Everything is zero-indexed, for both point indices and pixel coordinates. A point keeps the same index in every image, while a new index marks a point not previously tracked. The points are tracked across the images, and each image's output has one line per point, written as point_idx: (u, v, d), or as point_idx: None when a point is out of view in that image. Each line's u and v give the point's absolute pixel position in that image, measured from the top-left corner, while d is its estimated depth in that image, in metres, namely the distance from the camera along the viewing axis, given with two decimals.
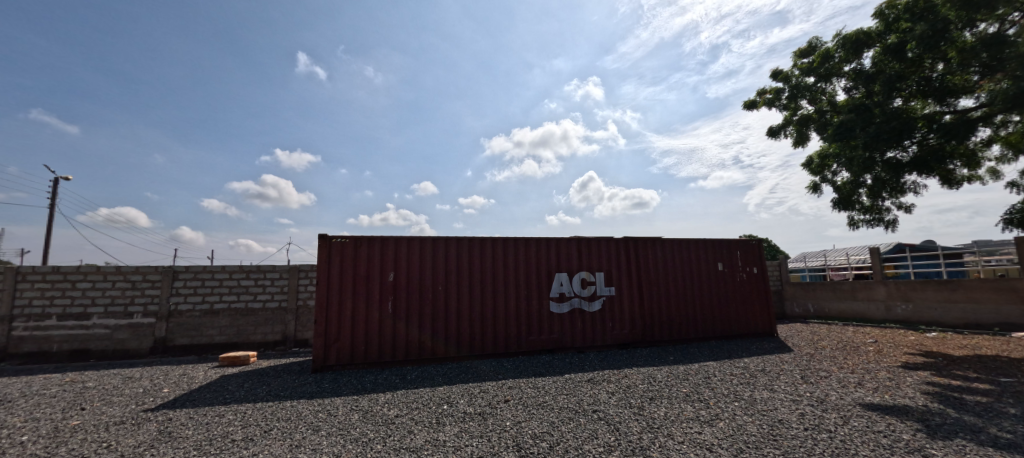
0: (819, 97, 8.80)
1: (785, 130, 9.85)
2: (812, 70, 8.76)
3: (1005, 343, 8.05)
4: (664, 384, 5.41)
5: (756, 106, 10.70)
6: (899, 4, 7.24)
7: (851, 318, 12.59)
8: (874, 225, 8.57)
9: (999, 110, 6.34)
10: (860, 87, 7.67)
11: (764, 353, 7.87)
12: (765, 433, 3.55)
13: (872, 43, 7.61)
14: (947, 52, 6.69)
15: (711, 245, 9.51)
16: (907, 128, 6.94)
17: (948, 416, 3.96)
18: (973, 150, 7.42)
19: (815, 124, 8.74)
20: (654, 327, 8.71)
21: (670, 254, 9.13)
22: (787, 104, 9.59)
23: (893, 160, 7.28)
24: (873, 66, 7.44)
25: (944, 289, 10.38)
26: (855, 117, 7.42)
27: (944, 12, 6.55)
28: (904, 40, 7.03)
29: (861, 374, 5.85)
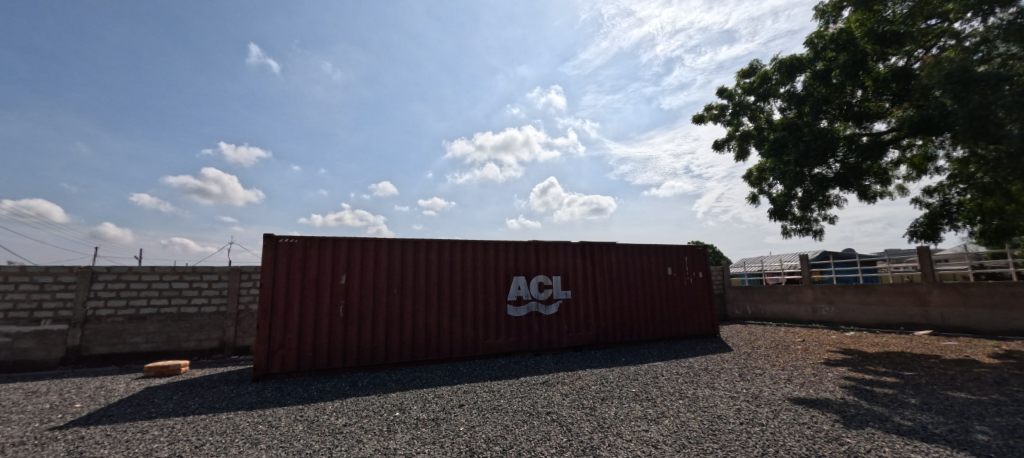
0: (758, 115, 9.56)
1: (728, 144, 10.59)
2: (753, 90, 9.47)
3: (908, 341, 9.13)
4: (615, 385, 5.59)
5: (704, 121, 11.43)
6: (826, 35, 8.02)
7: (783, 320, 13.69)
8: (804, 234, 9.39)
9: (905, 136, 7.19)
10: (793, 108, 8.42)
11: (707, 353, 8.36)
12: (705, 428, 3.77)
13: (803, 69, 8.34)
14: (865, 81, 7.49)
15: (661, 249, 9.98)
16: (830, 146, 7.74)
17: (861, 407, 4.40)
18: (884, 169, 8.35)
19: (754, 140, 9.46)
20: (608, 331, 8.98)
21: (623, 258, 9.48)
22: (730, 120, 10.31)
23: (820, 175, 8.08)
24: (804, 90, 8.17)
25: (861, 293, 11.55)
26: (788, 136, 8.15)
27: (863, 45, 7.35)
28: (829, 67, 7.79)
29: (791, 371, 6.38)
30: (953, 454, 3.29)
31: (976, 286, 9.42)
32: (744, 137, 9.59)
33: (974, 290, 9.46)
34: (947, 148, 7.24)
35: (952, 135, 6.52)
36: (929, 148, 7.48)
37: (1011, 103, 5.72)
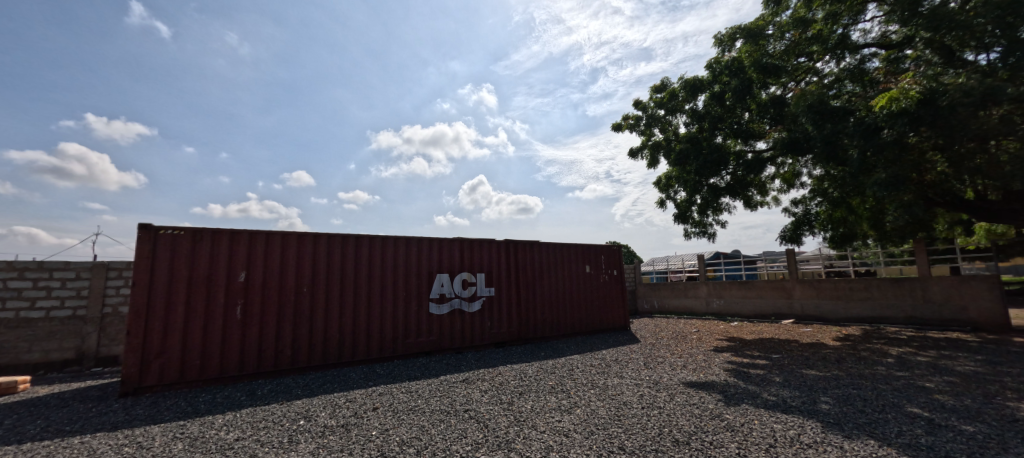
0: (666, 127, 10.52)
1: (641, 153, 11.50)
2: (663, 104, 10.39)
3: (777, 329, 10.81)
4: (533, 379, 5.77)
5: (621, 129, 12.28)
6: (722, 61, 9.09)
7: (683, 313, 15.26)
8: (701, 237, 10.56)
9: (779, 154, 8.44)
10: (695, 123, 9.44)
11: (619, 345, 9.01)
12: (612, 415, 4.06)
13: (704, 89, 9.37)
14: (751, 104, 8.63)
15: (580, 248, 10.51)
16: (723, 160, 8.81)
17: (740, 387, 5.07)
18: (764, 182, 9.72)
19: (663, 150, 10.40)
20: (529, 327, 9.24)
21: (544, 256, 9.81)
22: (643, 130, 11.20)
23: (715, 185, 9.15)
24: (703, 108, 9.19)
25: (743, 288, 13.34)
26: (690, 148, 9.10)
27: (750, 73, 8.47)
28: (724, 90, 8.85)
29: (686, 358, 7.15)
30: (804, 422, 3.96)
31: (826, 282, 11.49)
32: (655, 147, 10.48)
33: (825, 284, 11.52)
34: (808, 166, 8.65)
35: (814, 155, 7.66)
36: (796, 166, 8.88)
37: (853, 132, 7.02)
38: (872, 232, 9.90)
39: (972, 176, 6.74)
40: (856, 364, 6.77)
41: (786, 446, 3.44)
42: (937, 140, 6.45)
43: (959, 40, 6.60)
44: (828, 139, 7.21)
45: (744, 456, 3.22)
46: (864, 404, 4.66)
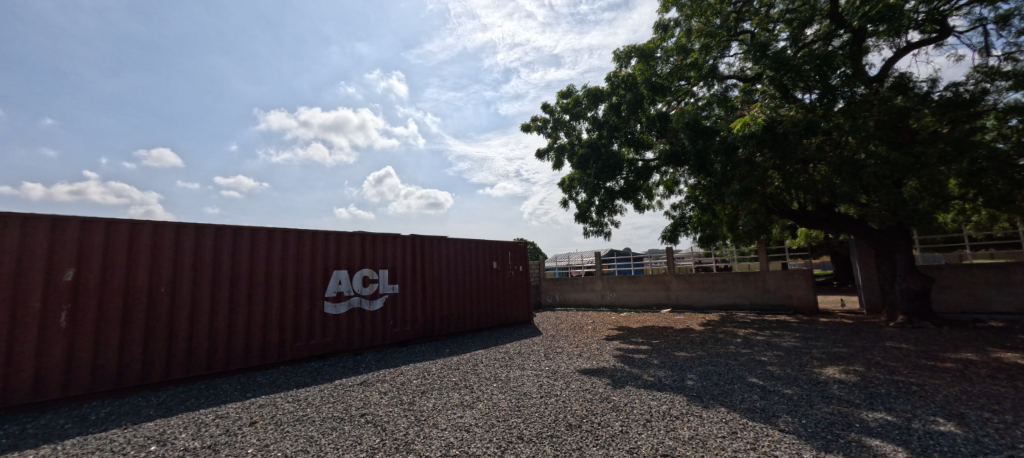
0: (571, 132, 11.19)
1: (548, 154, 12.06)
2: (568, 110, 11.02)
3: (658, 317, 12.33)
4: (437, 377, 5.70)
5: (530, 130, 12.71)
6: (619, 75, 9.97)
7: (581, 305, 16.45)
8: (598, 235, 11.48)
9: (663, 164, 9.58)
10: (595, 130, 10.23)
11: (522, 337, 9.37)
12: (512, 406, 4.21)
13: (604, 99, 10.19)
14: (642, 117, 9.63)
15: (487, 244, 10.66)
16: (618, 166, 9.71)
17: (625, 371, 5.68)
18: (651, 187, 10.96)
19: (567, 153, 11.04)
20: (434, 324, 9.09)
21: (452, 252, 9.74)
22: (550, 133, 11.75)
23: (611, 188, 10.04)
24: (603, 117, 10.01)
25: (632, 282, 14.89)
26: (590, 152, 9.85)
27: (642, 89, 9.45)
28: (620, 102, 9.74)
29: (582, 347, 7.75)
30: (673, 398, 4.60)
31: (696, 275, 13.45)
32: (560, 150, 11.08)
33: (695, 277, 13.48)
34: (685, 176, 9.99)
35: (689, 166, 9.02)
36: (676, 175, 10.19)
37: (718, 148, 8.25)
38: (728, 234, 11.91)
39: (797, 191, 8.42)
40: (715, 345, 8.02)
41: (660, 420, 3.95)
42: (775, 162, 7.86)
43: (792, 81, 8.22)
44: (698, 155, 8.59)
45: (625, 432, 3.63)
46: (719, 377, 5.57)
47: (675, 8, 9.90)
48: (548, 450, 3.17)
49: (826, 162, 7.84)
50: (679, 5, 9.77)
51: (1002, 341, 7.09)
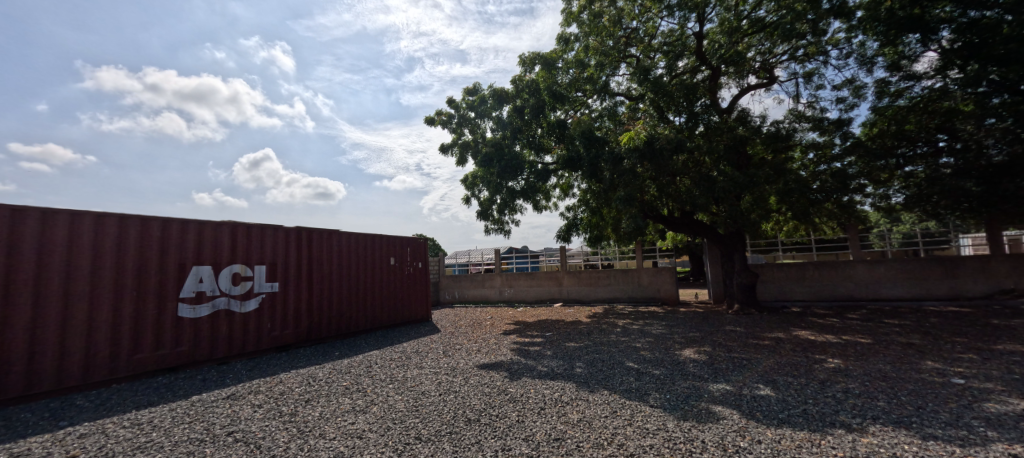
0: (475, 130, 11.13)
1: (451, 150, 11.86)
2: (473, 107, 10.96)
3: (550, 311, 13.06)
4: (324, 383, 5.22)
5: (434, 123, 12.37)
6: (524, 79, 10.25)
7: (479, 302, 16.45)
8: (498, 233, 11.70)
9: (560, 168, 10.06)
10: (500, 130, 10.51)
11: (419, 336, 9.06)
12: (409, 407, 4.13)
13: (508, 100, 10.55)
14: (542, 123, 10.17)
15: (385, 240, 10.09)
16: (518, 167, 10.21)
17: (520, 363, 6.30)
18: (549, 189, 11.61)
19: (471, 150, 10.99)
20: (321, 326, 8.22)
21: (347, 247, 8.96)
22: (454, 129, 11.57)
23: (512, 188, 10.48)
24: (507, 117, 10.34)
25: (528, 278, 15.52)
26: (494, 151, 10.16)
27: (545, 96, 9.99)
28: (524, 105, 10.18)
29: (480, 343, 7.94)
30: (564, 386, 4.94)
31: (585, 271, 14.58)
32: (464, 147, 10.97)
33: (584, 274, 14.55)
34: (577, 181, 10.89)
35: (583, 171, 9.36)
36: (571, 179, 10.90)
37: (607, 158, 8.90)
38: (611, 234, 13.35)
39: (667, 200, 9.40)
40: (599, 334, 8.74)
41: (552, 407, 4.15)
42: (652, 173, 8.75)
43: (667, 105, 9.13)
44: (591, 161, 9.07)
45: (522, 421, 3.70)
46: (603, 364, 6.12)
47: (576, 23, 10.52)
48: (447, 447, 3.07)
49: (690, 176, 8.91)
50: (579, 21, 10.41)
51: (803, 322, 9.07)
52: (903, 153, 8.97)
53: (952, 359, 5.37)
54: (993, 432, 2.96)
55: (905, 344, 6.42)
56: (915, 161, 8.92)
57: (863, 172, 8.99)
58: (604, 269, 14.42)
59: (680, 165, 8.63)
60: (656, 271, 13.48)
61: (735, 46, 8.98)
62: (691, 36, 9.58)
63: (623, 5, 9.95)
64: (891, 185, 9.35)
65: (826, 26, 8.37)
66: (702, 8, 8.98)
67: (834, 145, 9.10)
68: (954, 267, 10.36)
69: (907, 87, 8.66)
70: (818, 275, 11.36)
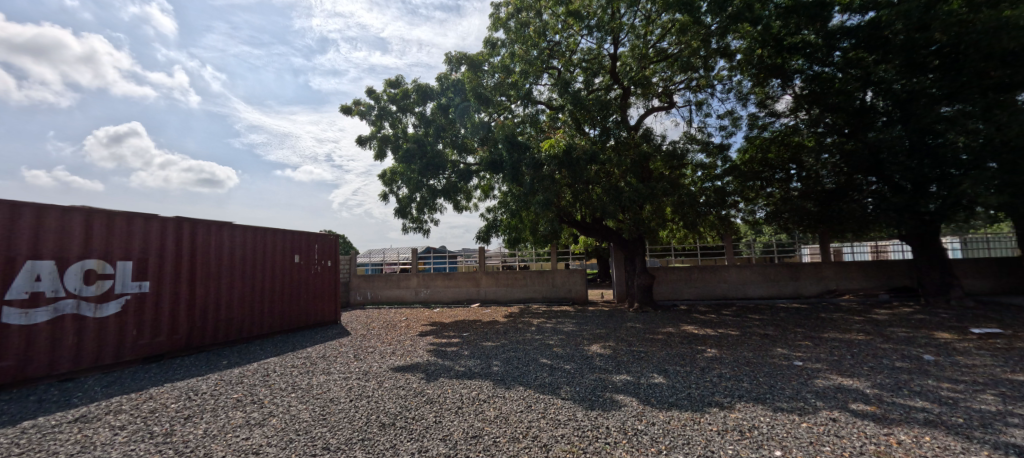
0: (396, 124, 10.80)
1: (370, 142, 11.32)
2: (395, 100, 10.60)
3: (467, 311, 13.10)
4: (209, 396, 4.63)
5: (351, 113, 11.69)
6: (450, 78, 10.51)
7: (394, 303, 15.80)
8: (416, 232, 11.43)
9: (481, 169, 10.14)
10: (422, 127, 10.39)
11: (325, 340, 8.47)
12: (316, 416, 3.89)
13: (433, 97, 10.46)
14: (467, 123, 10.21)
15: (288, 234, 9.23)
16: (441, 166, 10.10)
17: (438, 364, 6.26)
18: (470, 190, 11.71)
19: (391, 145, 10.60)
20: (203, 332, 7.20)
21: (241, 242, 8.02)
22: (374, 121, 11.06)
23: (433, 186, 10.34)
24: (430, 114, 10.28)
25: (446, 279, 15.38)
26: (416, 147, 10.00)
27: (470, 97, 10.11)
28: (448, 104, 10.22)
29: (395, 345, 7.70)
30: (481, 384, 5.05)
31: (503, 272, 14.93)
32: (383, 140, 10.53)
33: (502, 275, 14.88)
34: (498, 183, 11.17)
35: (504, 174, 9.49)
36: (493, 181, 11.12)
37: (528, 163, 9.18)
38: (529, 236, 13.97)
39: (580, 206, 9.96)
40: (515, 333, 9.03)
41: (469, 405, 4.22)
42: (568, 180, 9.28)
43: (583, 117, 9.81)
44: (513, 166, 9.18)
45: (439, 422, 3.70)
46: (518, 361, 6.37)
47: (503, 29, 10.76)
48: (358, 455, 2.95)
49: (602, 186, 9.61)
50: (506, 28, 10.67)
51: (688, 318, 10.38)
52: (766, 176, 10.80)
53: (792, 348, 6.61)
54: (819, 402, 3.76)
55: (762, 334, 7.75)
56: (775, 184, 10.74)
57: (737, 190, 10.86)
58: (521, 270, 14.93)
59: (592, 175, 9.31)
60: (568, 273, 14.34)
61: (642, 71, 9.99)
62: (607, 57, 10.39)
63: (547, 18, 10.41)
64: (756, 202, 11.18)
65: (713, 63, 9.78)
66: (617, 32, 9.79)
67: (716, 166, 10.60)
68: (796, 271, 12.77)
69: (769, 122, 10.45)
70: (701, 277, 13.11)
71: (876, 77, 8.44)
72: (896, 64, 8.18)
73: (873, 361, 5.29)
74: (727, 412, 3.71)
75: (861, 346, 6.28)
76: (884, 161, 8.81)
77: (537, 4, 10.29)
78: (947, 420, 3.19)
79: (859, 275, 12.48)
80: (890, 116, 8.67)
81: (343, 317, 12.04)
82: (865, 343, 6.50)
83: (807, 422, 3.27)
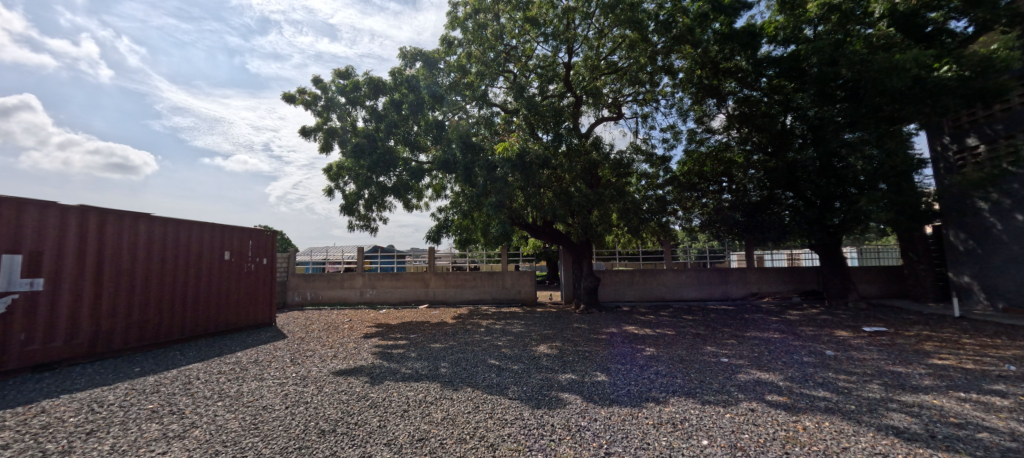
0: (345, 117, 10.36)
1: (314, 134, 10.74)
2: (344, 92, 10.16)
3: (415, 312, 12.83)
4: (118, 408, 4.15)
5: (294, 102, 11.02)
6: (404, 73, 10.26)
7: (336, 303, 15.11)
8: (363, 229, 11.03)
9: (434, 168, 9.98)
10: (373, 121, 10.06)
11: (258, 343, 7.91)
12: (246, 425, 3.65)
13: (385, 92, 10.17)
14: (421, 121, 10.03)
15: (217, 229, 8.53)
16: (392, 163, 9.79)
17: (382, 367, 6.08)
18: (421, 188, 11.51)
19: (338, 138, 10.13)
20: (111, 335, 6.43)
21: (161, 236, 7.30)
22: (320, 111, 10.52)
23: (383, 183, 10.03)
24: (382, 109, 10.00)
25: (393, 279, 14.96)
26: (366, 142, 9.66)
27: (424, 94, 9.95)
28: (401, 100, 9.99)
29: (336, 348, 7.36)
30: (428, 386, 4.99)
31: (452, 273, 14.78)
32: (330, 133, 10.06)
33: (452, 276, 14.74)
34: (451, 183, 11.08)
35: (457, 175, 9.47)
36: (445, 180, 11.01)
37: (482, 165, 9.17)
38: (479, 237, 13.98)
39: (531, 208, 10.14)
40: (464, 335, 9.00)
41: (415, 408, 4.17)
42: (520, 183, 9.42)
43: (536, 121, 10.06)
44: (467, 166, 9.21)
45: (383, 426, 3.62)
46: (467, 362, 6.36)
47: (460, 28, 10.70)
48: None
49: (553, 190, 9.84)
50: (463, 27, 10.63)
51: (630, 318, 10.92)
52: (701, 188, 11.67)
53: (720, 346, 7.22)
54: (740, 394, 4.16)
55: (694, 333, 8.37)
56: (709, 195, 11.55)
57: (676, 199, 11.43)
58: (471, 271, 14.88)
59: (544, 179, 9.53)
60: (517, 274, 14.52)
61: (593, 81, 10.39)
62: (561, 65, 10.68)
63: (505, 22, 10.50)
64: (693, 211, 11.87)
65: (658, 79, 10.42)
66: (571, 42, 10.12)
67: (658, 176, 11.28)
68: (725, 275, 13.91)
69: (705, 138, 11.32)
70: (643, 280, 13.88)
71: (795, 104, 9.51)
72: (810, 94, 9.23)
73: (786, 357, 5.92)
74: (663, 405, 4.00)
75: (776, 343, 6.99)
76: (799, 177, 9.95)
77: (495, 7, 10.34)
78: (842, 407, 3.67)
79: (777, 279, 13.85)
80: (804, 139, 9.78)
81: (279, 319, 11.30)
82: (780, 341, 7.24)
83: (730, 413, 3.61)
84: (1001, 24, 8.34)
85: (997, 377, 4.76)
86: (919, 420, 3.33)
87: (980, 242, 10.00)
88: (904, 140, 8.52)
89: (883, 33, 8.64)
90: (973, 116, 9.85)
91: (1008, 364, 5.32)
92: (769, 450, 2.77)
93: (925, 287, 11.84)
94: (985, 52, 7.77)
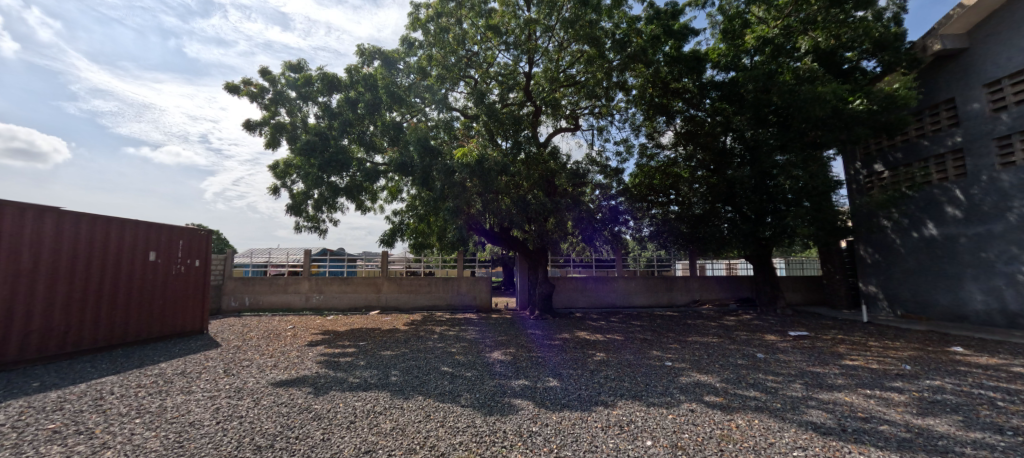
0: (295, 112, 9.85)
1: (260, 128, 10.12)
2: (295, 86, 9.67)
3: (366, 319, 12.36)
4: (10, 429, 3.63)
5: (238, 93, 10.30)
6: (361, 71, 9.95)
7: (278, 309, 14.19)
8: (311, 231, 10.50)
9: (390, 170, 9.73)
10: (326, 118, 9.67)
11: (186, 353, 7.24)
12: (170, 443, 3.35)
13: (340, 89, 9.80)
14: (377, 121, 9.75)
15: (142, 227, 7.78)
16: (346, 163, 9.42)
17: (328, 376, 5.79)
18: (376, 190, 11.17)
19: (286, 134, 9.61)
20: (4, 346, 5.63)
21: (73, 234, 6.55)
22: (267, 105, 9.93)
23: (335, 183, 9.65)
24: (336, 107, 9.63)
25: (343, 284, 14.32)
26: (317, 140, 9.23)
27: (382, 94, 9.70)
28: (357, 98, 9.67)
29: (277, 357, 6.93)
30: (377, 395, 4.84)
31: (406, 278, 14.44)
32: (277, 128, 9.51)
33: (405, 281, 14.39)
34: (406, 185, 10.86)
35: (414, 178, 9.28)
36: (400, 183, 10.77)
37: (440, 169, 9.05)
38: (435, 242, 13.83)
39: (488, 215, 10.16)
40: (417, 342, 8.79)
41: (363, 418, 4.02)
42: (478, 189, 9.42)
43: (496, 129, 10.13)
44: (424, 170, 9.00)
45: (327, 439, 3.45)
46: (418, 370, 6.21)
47: (422, 30, 10.57)
48: None
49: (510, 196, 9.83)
50: (425, 29, 10.51)
51: (581, 324, 11.19)
52: (651, 199, 12.24)
53: (664, 349, 7.59)
54: (681, 396, 4.42)
55: (641, 338, 8.74)
56: (657, 206, 12.17)
57: (628, 209, 11.76)
58: (425, 277, 14.60)
59: (502, 185, 9.56)
60: (473, 280, 14.45)
61: (552, 92, 10.67)
62: (521, 74, 10.86)
63: (467, 27, 10.54)
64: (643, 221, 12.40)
65: (613, 94, 10.89)
66: (531, 52, 10.32)
67: (612, 186, 11.72)
68: (670, 283, 14.67)
69: (654, 152, 11.95)
70: (595, 287, 14.31)
71: (734, 126, 10.41)
72: (746, 117, 10.06)
73: (723, 359, 6.37)
74: (609, 409, 4.11)
75: (714, 347, 7.48)
76: (736, 193, 10.86)
77: (458, 11, 10.32)
78: (769, 406, 4.01)
79: (716, 288, 14.81)
80: (742, 158, 10.59)
81: (211, 326, 10.42)
82: (718, 345, 7.75)
83: (672, 414, 3.82)
84: (901, 66, 9.53)
85: (895, 375, 5.41)
86: (833, 415, 3.71)
87: (885, 256, 11.28)
88: (827, 163, 9.38)
89: (808, 66, 9.44)
90: (879, 145, 11.18)
91: (904, 364, 6.06)
92: (706, 448, 2.97)
93: (840, 295, 13.17)
94: (889, 90, 8.84)
